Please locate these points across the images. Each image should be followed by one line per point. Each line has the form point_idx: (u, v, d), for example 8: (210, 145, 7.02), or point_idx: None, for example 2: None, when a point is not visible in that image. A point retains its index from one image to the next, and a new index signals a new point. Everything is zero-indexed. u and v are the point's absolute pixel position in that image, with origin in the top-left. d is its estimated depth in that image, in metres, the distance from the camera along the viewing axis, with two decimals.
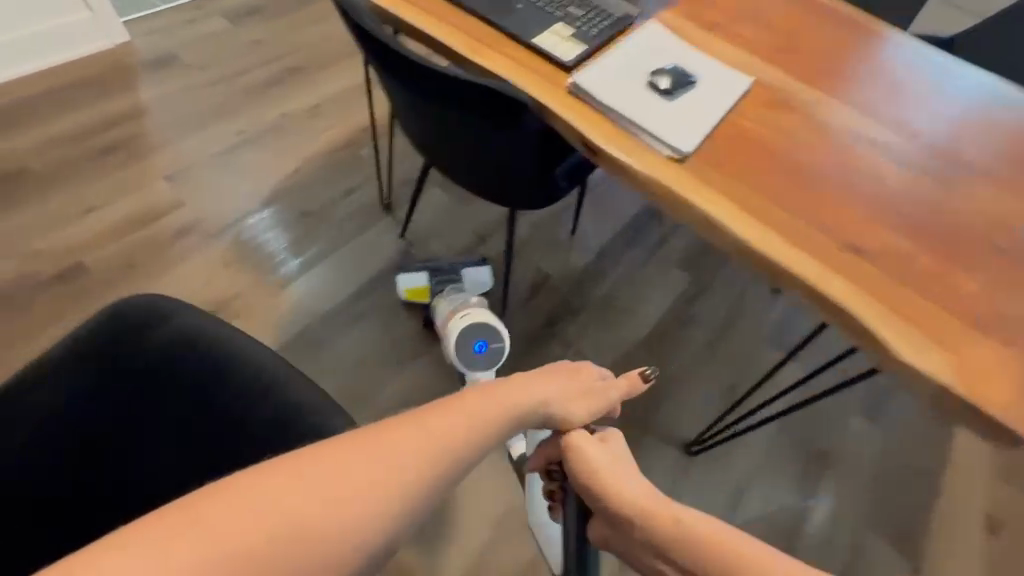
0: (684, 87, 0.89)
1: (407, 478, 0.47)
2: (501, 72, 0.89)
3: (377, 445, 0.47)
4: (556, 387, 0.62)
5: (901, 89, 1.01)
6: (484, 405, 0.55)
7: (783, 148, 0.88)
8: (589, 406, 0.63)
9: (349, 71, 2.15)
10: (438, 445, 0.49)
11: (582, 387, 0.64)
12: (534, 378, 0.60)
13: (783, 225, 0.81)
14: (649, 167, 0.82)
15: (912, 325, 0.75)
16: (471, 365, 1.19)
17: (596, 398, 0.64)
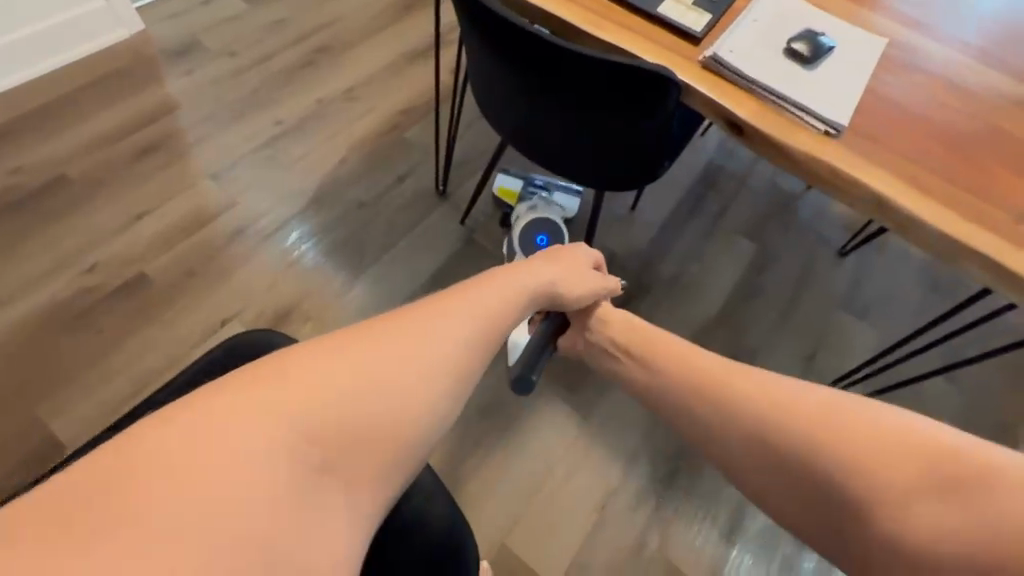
0: (824, 53, 0.84)
1: (450, 333, 0.49)
2: (630, 48, 0.83)
3: (421, 309, 0.50)
4: (557, 271, 0.71)
5: (982, 17, 0.97)
6: (506, 281, 0.59)
7: (930, 114, 0.83)
8: (586, 284, 0.78)
9: (380, 48, 2.04)
10: (473, 307, 0.52)
11: (578, 269, 0.77)
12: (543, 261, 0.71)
13: (951, 197, 0.76)
14: (808, 146, 0.76)
15: None
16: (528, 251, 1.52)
17: (590, 279, 0.79)
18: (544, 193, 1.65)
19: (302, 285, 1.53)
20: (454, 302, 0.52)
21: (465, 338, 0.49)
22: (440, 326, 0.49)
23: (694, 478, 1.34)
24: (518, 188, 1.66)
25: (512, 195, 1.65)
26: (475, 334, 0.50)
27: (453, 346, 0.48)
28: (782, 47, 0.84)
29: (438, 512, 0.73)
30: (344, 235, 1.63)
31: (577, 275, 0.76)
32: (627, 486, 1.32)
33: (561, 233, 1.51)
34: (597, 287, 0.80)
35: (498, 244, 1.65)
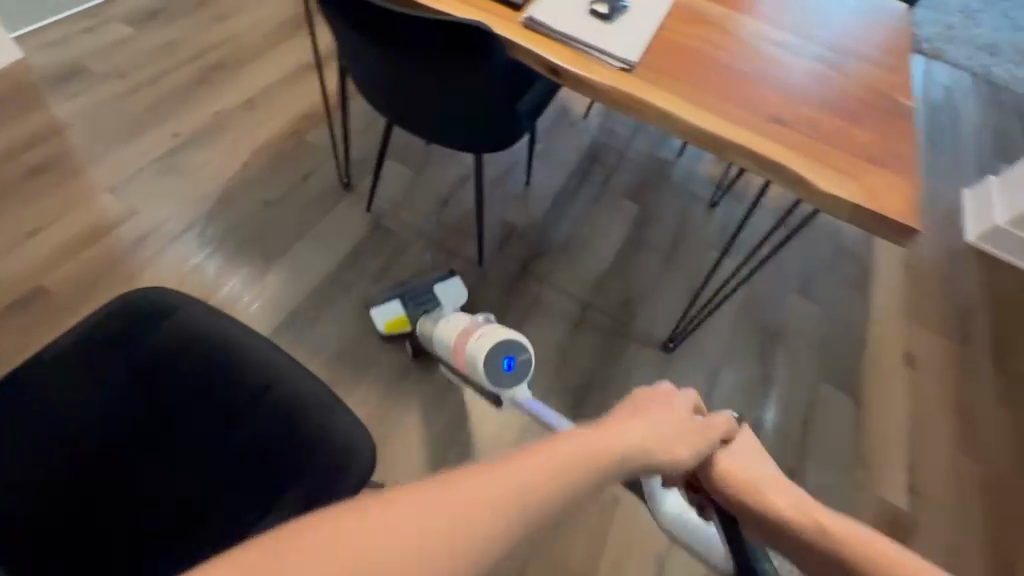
0: (620, 12, 1.04)
1: (473, 536, 0.38)
2: (463, 15, 1.00)
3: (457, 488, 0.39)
4: (647, 422, 0.54)
5: (813, 16, 1.20)
6: (577, 445, 0.45)
7: (706, 53, 1.05)
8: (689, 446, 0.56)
9: (276, 62, 2.13)
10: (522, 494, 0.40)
11: (675, 422, 0.56)
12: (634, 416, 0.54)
13: (720, 107, 0.96)
14: (607, 78, 0.95)
15: (829, 166, 0.90)
16: (501, 384, 1.12)
17: (697, 436, 0.58)
18: (432, 308, 1.51)
19: (213, 282, 1.58)
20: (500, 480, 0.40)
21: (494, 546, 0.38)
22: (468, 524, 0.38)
23: (601, 406, 1.55)
24: (401, 313, 1.53)
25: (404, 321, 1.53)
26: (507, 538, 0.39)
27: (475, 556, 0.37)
28: (587, 7, 1.03)
29: (341, 423, 0.86)
30: (252, 232, 1.69)
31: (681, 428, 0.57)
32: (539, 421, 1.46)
33: (519, 338, 1.12)
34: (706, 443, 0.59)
35: (406, 227, 1.77)
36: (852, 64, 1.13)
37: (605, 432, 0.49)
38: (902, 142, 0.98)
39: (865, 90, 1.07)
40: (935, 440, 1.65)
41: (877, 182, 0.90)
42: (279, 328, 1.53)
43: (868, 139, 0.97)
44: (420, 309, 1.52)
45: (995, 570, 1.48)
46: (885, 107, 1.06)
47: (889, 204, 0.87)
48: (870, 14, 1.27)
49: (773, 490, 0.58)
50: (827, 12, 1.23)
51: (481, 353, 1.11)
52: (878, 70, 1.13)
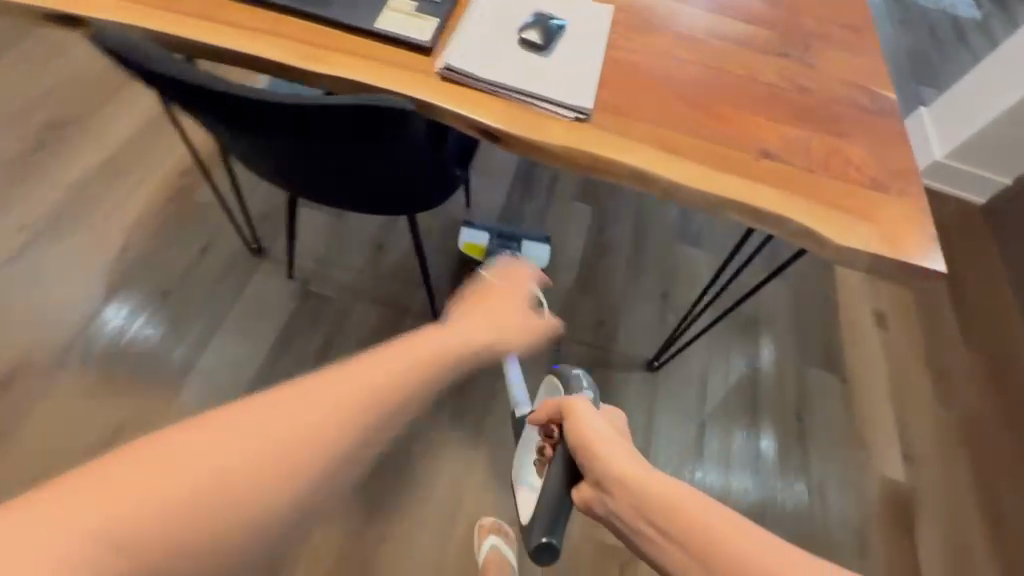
0: (556, 36, 0.82)
1: (353, 419, 0.46)
2: (360, 77, 0.75)
3: (296, 397, 0.46)
4: (479, 322, 0.72)
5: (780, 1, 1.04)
6: (439, 338, 0.60)
7: (665, 74, 0.86)
8: (522, 331, 0.76)
9: (133, 106, 1.73)
10: (347, 417, 0.46)
11: (502, 313, 0.76)
12: (476, 314, 0.73)
13: (699, 150, 0.79)
14: (564, 138, 0.75)
15: (833, 209, 0.77)
16: None
17: (525, 332, 0.77)
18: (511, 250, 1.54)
19: (120, 409, 1.30)
20: (327, 393, 0.46)
21: (334, 452, 0.44)
22: (314, 424, 0.45)
23: None
24: (483, 243, 1.54)
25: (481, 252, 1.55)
26: (343, 449, 0.45)
27: (305, 474, 0.43)
28: (516, 38, 0.81)
29: None
30: (153, 334, 1.39)
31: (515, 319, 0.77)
32: None
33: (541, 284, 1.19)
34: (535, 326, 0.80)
35: (341, 288, 1.53)
36: (822, 53, 0.98)
37: (462, 336, 0.65)
38: (898, 152, 0.86)
39: (842, 87, 0.93)
40: (914, 398, 1.68)
41: (887, 218, 0.78)
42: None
43: (864, 158, 0.83)
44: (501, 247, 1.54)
45: (986, 515, 1.54)
46: (866, 103, 0.92)
47: (904, 246, 0.76)
48: None
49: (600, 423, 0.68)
50: None
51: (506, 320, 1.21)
52: (849, 56, 0.99)
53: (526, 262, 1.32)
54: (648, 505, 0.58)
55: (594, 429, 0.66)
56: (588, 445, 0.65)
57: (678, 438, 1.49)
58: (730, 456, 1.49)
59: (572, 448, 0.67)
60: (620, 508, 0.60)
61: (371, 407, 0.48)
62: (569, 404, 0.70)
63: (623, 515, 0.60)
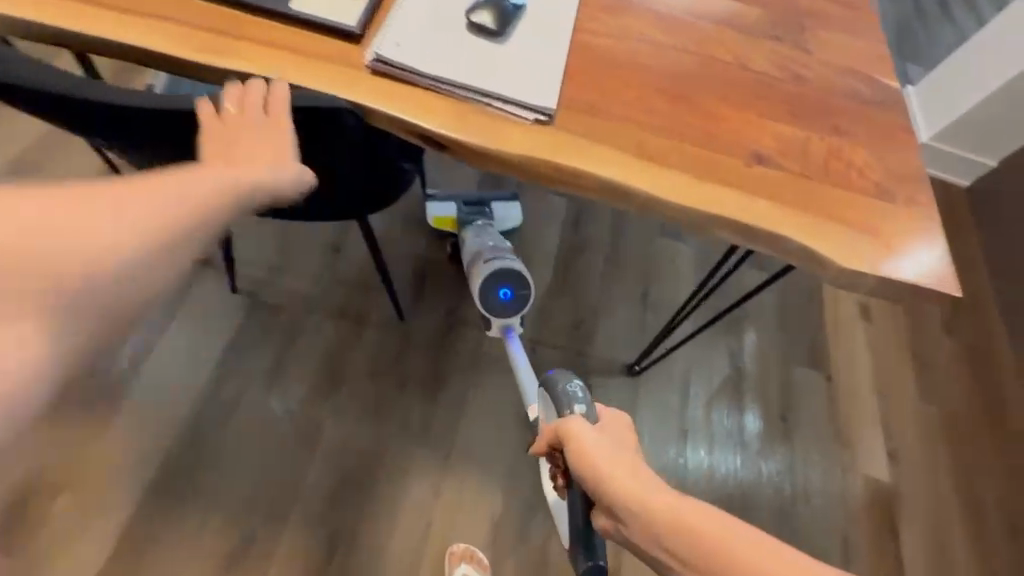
0: (513, 18, 0.69)
1: (111, 245, 0.52)
2: (277, 70, 0.64)
3: (123, 191, 0.54)
4: (238, 143, 0.62)
5: None
6: (210, 177, 0.59)
7: (642, 62, 0.74)
8: (262, 148, 0.62)
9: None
10: (156, 230, 0.54)
11: (250, 131, 0.62)
12: (243, 141, 0.62)
13: (681, 156, 0.67)
14: (523, 145, 0.63)
15: (835, 223, 0.67)
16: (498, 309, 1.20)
17: (269, 137, 0.63)
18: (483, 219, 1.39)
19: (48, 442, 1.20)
20: (131, 207, 0.54)
21: (93, 271, 0.51)
22: (69, 242, 0.50)
23: None
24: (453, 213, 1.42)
25: (453, 223, 1.43)
26: (101, 271, 0.51)
27: (57, 283, 0.49)
28: (464, 21, 0.67)
29: None
30: None
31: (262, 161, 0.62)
32: (512, 506, 1.27)
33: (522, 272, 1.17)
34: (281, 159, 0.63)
35: (294, 298, 1.41)
36: (819, 34, 0.86)
37: (225, 170, 0.60)
38: (904, 152, 0.75)
39: (841, 75, 0.82)
40: (898, 392, 1.64)
41: (893, 232, 0.68)
42: (171, 481, 1.22)
43: (867, 160, 0.73)
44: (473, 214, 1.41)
45: (968, 510, 1.52)
46: (869, 94, 0.81)
47: (914, 264, 0.66)
48: None
49: (601, 447, 0.60)
50: None
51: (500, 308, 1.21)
52: (847, 37, 0.88)
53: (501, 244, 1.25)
54: (664, 527, 0.52)
55: (597, 449, 0.60)
56: (592, 468, 0.59)
57: (659, 444, 1.42)
58: (714, 450, 1.45)
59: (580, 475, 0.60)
60: (639, 535, 0.54)
61: (131, 239, 0.53)
62: (566, 425, 0.63)
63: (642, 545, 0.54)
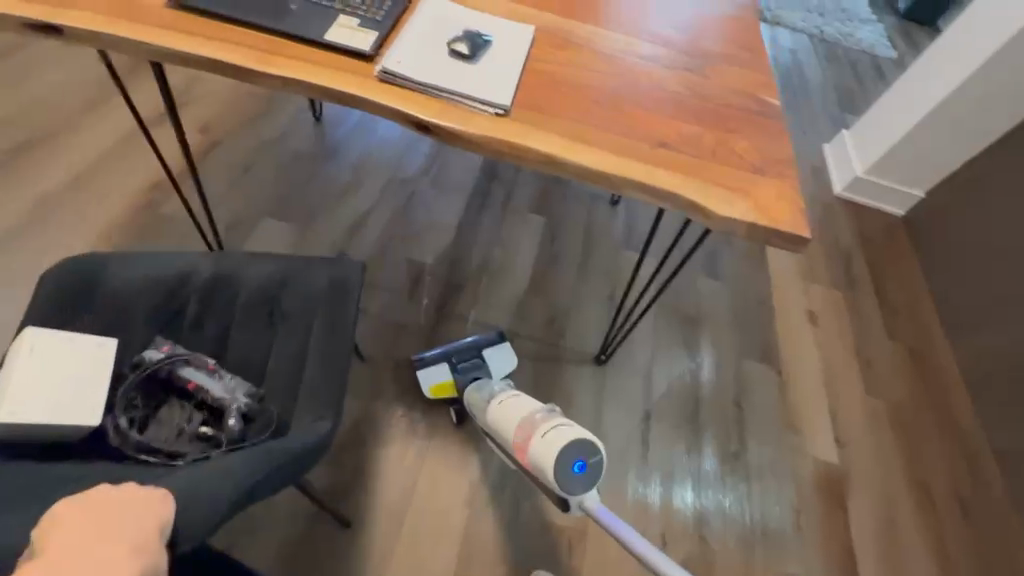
0: (482, 49, 0.96)
1: None
2: (306, 78, 0.86)
3: None
4: (85, 522, 0.54)
5: (679, 25, 1.22)
6: (45, 572, 0.48)
7: (579, 81, 1.01)
8: (123, 519, 0.55)
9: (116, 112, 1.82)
10: None
11: (99, 521, 0.54)
12: (90, 515, 0.54)
13: (602, 141, 0.91)
14: (484, 128, 0.88)
15: (719, 187, 0.90)
16: (569, 489, 0.86)
17: (138, 507, 0.57)
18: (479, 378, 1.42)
19: None
20: None
21: None
22: None
23: None
24: (447, 377, 1.44)
25: (450, 387, 1.44)
26: None
27: None
28: (447, 49, 0.94)
29: None
30: None
31: (118, 536, 0.53)
32: (490, 474, 1.41)
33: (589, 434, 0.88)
34: (147, 534, 0.55)
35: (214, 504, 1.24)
36: (717, 67, 1.15)
37: (73, 553, 0.50)
38: (779, 145, 1.00)
39: (733, 94, 1.09)
40: (844, 387, 1.81)
41: (765, 196, 0.91)
42: None
43: (747, 150, 0.97)
44: (467, 373, 1.44)
45: (916, 494, 1.65)
46: (751, 108, 1.07)
47: (779, 218, 0.88)
48: (731, 14, 1.31)
49: None
50: (694, 20, 1.25)
51: (543, 464, 0.90)
52: (740, 69, 1.16)
53: (537, 407, 1.06)
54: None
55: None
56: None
57: (625, 426, 1.57)
58: (674, 431, 1.59)
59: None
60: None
61: None
62: None
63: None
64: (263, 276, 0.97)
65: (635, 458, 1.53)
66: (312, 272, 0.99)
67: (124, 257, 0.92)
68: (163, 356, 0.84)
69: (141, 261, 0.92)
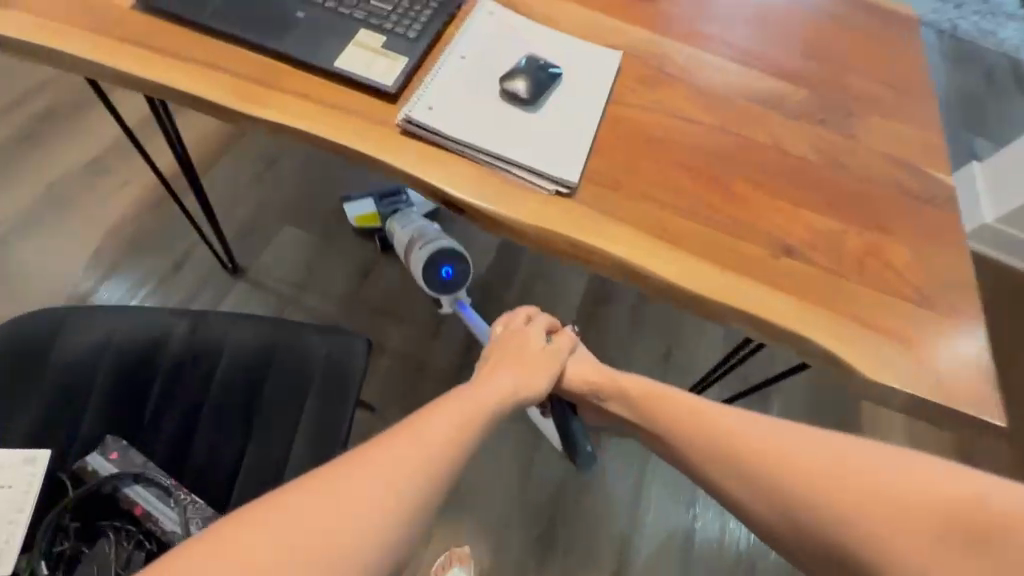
0: (547, 87, 0.70)
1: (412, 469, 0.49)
2: (304, 125, 0.64)
3: (466, 387, 0.61)
4: (512, 338, 0.73)
5: (820, 52, 0.89)
6: (510, 369, 0.68)
7: (676, 138, 0.73)
8: (530, 347, 0.72)
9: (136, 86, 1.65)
10: (458, 439, 0.54)
11: (521, 343, 0.73)
12: (505, 340, 0.73)
13: (701, 240, 0.65)
14: (539, 215, 0.63)
15: (860, 327, 0.63)
16: (439, 289, 1.24)
17: (538, 330, 0.75)
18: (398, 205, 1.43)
19: None
20: (452, 415, 0.56)
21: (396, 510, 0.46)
22: (394, 486, 0.47)
23: (572, 535, 1.27)
24: (372, 208, 1.49)
25: (375, 219, 1.50)
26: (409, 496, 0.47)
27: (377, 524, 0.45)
28: (499, 87, 0.69)
29: None
30: None
31: (543, 362, 0.72)
32: (504, 561, 1.22)
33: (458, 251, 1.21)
34: (549, 367, 0.72)
35: None
36: (870, 120, 0.83)
37: (514, 361, 0.70)
38: (950, 258, 0.71)
39: (890, 167, 0.78)
40: None
41: (930, 346, 0.64)
42: None
43: (907, 266, 0.68)
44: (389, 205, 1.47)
45: None
46: (914, 189, 0.77)
47: (948, 386, 0.61)
48: (891, 36, 0.96)
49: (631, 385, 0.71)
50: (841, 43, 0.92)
51: (418, 266, 1.21)
52: (901, 125, 0.84)
53: (433, 231, 1.26)
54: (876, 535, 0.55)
55: (623, 376, 0.73)
56: (606, 390, 0.73)
57: (668, 513, 1.31)
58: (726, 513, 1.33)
59: (616, 411, 0.73)
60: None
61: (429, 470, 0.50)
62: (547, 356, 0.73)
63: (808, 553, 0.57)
64: (247, 343, 0.83)
65: (672, 565, 1.27)
66: (307, 340, 0.83)
67: (91, 317, 0.82)
68: (114, 470, 0.69)
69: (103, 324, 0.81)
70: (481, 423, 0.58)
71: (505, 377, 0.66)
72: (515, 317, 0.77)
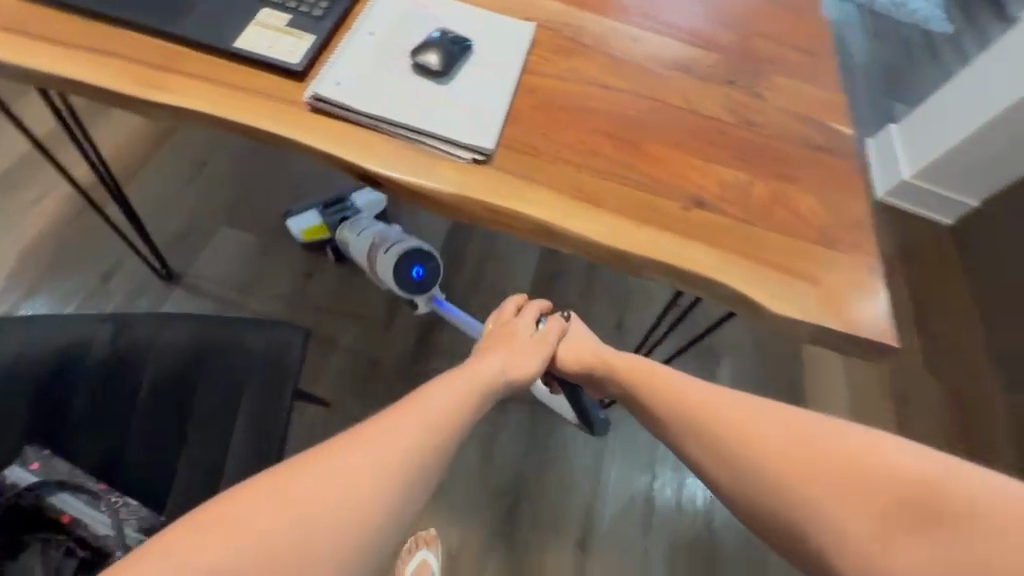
0: (459, 59, 0.71)
1: (404, 449, 0.48)
2: (208, 107, 0.62)
3: (454, 374, 0.61)
4: (505, 329, 0.76)
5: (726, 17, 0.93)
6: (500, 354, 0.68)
7: (591, 104, 0.75)
8: (521, 336, 0.75)
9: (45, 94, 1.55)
10: (448, 423, 0.53)
11: (510, 332, 0.75)
12: (498, 332, 0.76)
13: (618, 199, 0.68)
14: (458, 184, 0.64)
15: (770, 269, 0.67)
16: (413, 289, 1.26)
17: (527, 315, 0.78)
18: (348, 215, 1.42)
19: None
20: (443, 400, 0.55)
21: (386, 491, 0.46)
22: (381, 467, 0.46)
23: (537, 511, 1.29)
24: (318, 219, 1.45)
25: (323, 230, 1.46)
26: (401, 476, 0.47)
27: (365, 504, 0.44)
28: (411, 61, 0.69)
29: None
30: None
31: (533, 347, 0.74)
32: (471, 543, 1.23)
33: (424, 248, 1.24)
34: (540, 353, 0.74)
35: None
36: (773, 79, 0.88)
37: (504, 347, 0.71)
38: (848, 200, 0.76)
39: (793, 121, 0.83)
40: None
41: (833, 281, 0.68)
42: None
43: (810, 210, 0.73)
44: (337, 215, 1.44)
45: None
46: (815, 140, 0.82)
47: (849, 315, 0.66)
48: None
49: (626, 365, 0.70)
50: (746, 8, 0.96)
51: (387, 268, 1.23)
52: (801, 82, 0.89)
53: (396, 233, 1.28)
54: (867, 523, 0.51)
55: (619, 357, 0.72)
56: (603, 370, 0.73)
57: (628, 476, 1.35)
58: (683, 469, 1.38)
59: (616, 395, 0.72)
60: None
61: (419, 451, 0.49)
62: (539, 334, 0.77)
63: (782, 532, 0.54)
64: (180, 342, 0.80)
65: (635, 527, 1.31)
66: (244, 334, 0.82)
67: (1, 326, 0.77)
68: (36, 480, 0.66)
69: (13, 332, 0.76)
70: (472, 407, 0.58)
71: (494, 360, 0.67)
72: (506, 310, 0.80)
